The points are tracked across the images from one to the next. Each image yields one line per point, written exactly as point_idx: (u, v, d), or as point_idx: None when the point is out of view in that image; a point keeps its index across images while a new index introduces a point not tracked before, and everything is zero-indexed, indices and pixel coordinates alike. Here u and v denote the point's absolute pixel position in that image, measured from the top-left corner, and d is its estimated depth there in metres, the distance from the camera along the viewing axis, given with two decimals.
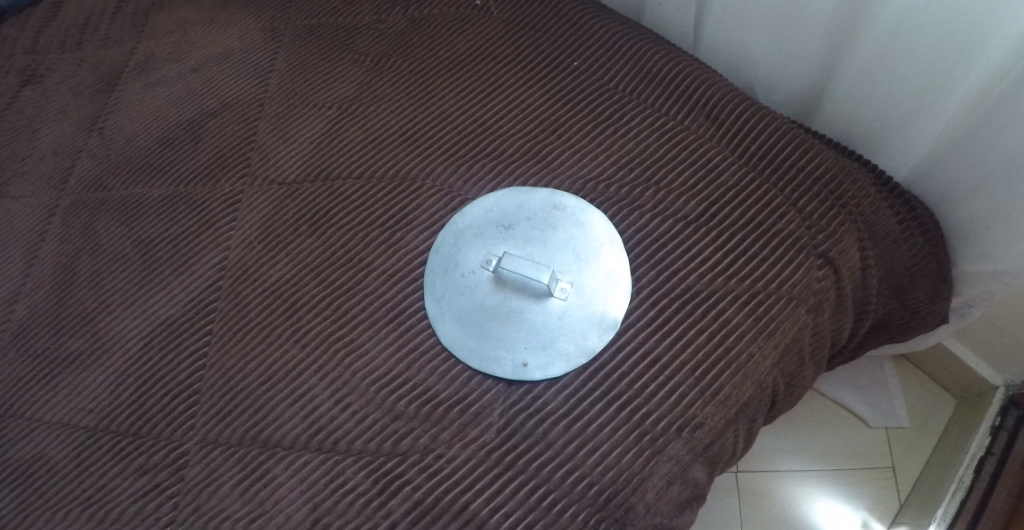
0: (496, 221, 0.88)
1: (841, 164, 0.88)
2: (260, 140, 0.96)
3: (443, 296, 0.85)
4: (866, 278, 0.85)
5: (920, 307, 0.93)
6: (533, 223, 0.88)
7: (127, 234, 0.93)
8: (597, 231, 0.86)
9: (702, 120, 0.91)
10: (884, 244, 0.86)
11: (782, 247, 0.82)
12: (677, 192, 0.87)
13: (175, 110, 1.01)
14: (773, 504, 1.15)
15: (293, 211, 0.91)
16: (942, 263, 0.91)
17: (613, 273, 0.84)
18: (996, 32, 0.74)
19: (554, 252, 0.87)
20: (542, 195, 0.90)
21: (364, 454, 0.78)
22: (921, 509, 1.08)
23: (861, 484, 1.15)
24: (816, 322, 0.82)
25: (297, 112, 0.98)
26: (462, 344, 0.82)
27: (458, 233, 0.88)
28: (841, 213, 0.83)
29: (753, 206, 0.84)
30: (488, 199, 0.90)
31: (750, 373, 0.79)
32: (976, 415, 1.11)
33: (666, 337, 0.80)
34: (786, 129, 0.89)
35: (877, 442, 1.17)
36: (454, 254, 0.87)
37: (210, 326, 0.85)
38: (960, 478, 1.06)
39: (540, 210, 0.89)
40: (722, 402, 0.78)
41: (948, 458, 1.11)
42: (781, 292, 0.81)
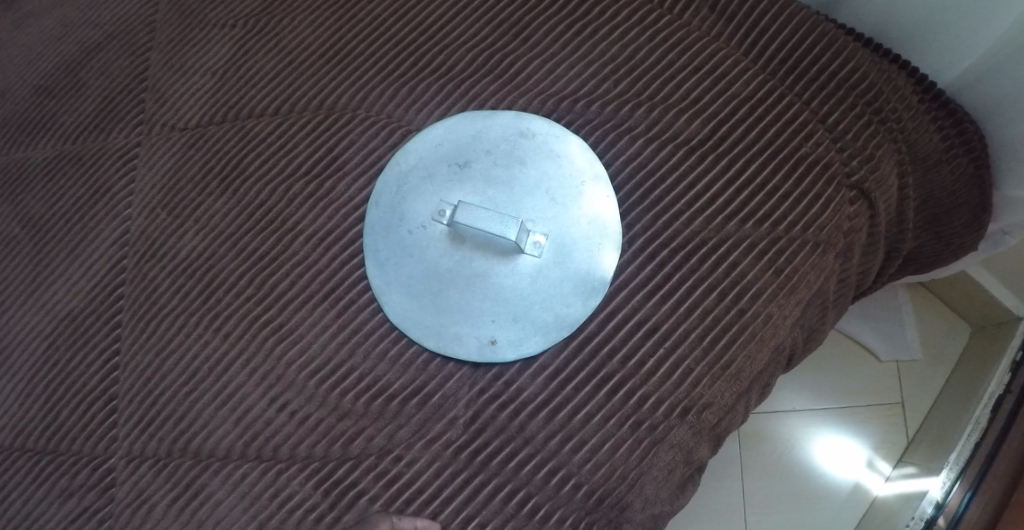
0: (449, 158, 0.71)
1: (878, 64, 0.70)
2: (153, 76, 0.79)
3: (388, 260, 0.69)
4: (902, 210, 0.71)
5: (954, 238, 0.77)
6: (494, 158, 0.71)
7: (14, 212, 0.79)
8: (576, 165, 0.69)
9: (705, 13, 0.71)
10: (923, 168, 0.70)
11: (807, 178, 0.66)
12: (676, 108, 0.69)
13: (50, 49, 0.84)
14: (779, 446, 1.02)
15: (198, 166, 0.74)
16: (983, 189, 0.73)
17: (599, 219, 0.68)
18: None
19: (523, 194, 0.70)
20: (504, 119, 0.71)
21: (310, 461, 0.66)
22: (930, 454, 0.93)
23: (869, 420, 1.01)
24: (844, 267, 0.68)
25: (194, 36, 0.80)
26: (412, 323, 0.68)
27: (401, 176, 0.71)
28: (880, 131, 0.67)
29: (773, 123, 0.68)
30: (436, 128, 0.72)
31: (767, 338, 0.65)
32: (999, 345, 0.94)
33: (666, 303, 0.66)
34: (809, 19, 0.70)
35: (887, 375, 1.02)
36: (399, 205, 0.70)
37: (119, 317, 0.72)
38: (976, 420, 0.89)
39: (503, 140, 0.71)
40: (734, 377, 0.65)
41: (966, 393, 0.94)
42: (806, 237, 0.66)
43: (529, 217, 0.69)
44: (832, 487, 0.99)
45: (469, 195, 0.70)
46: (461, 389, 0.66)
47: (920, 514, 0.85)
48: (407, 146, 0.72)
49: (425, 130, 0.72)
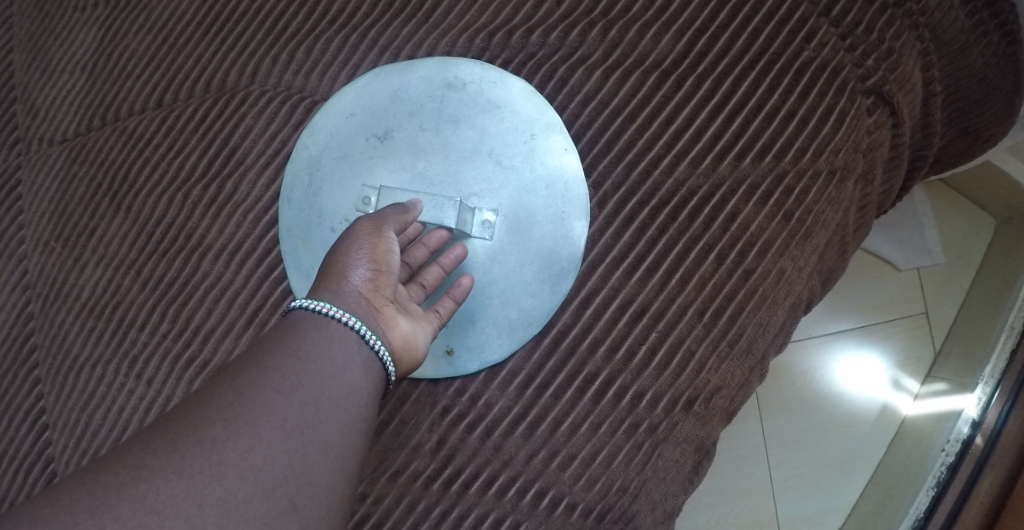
0: (365, 130, 0.57)
1: None
2: (21, 83, 0.68)
3: (313, 267, 0.57)
4: (928, 110, 0.56)
5: (984, 131, 0.60)
6: (420, 121, 0.56)
7: None
8: (522, 117, 0.55)
9: None
10: (948, 55, 0.54)
11: (821, 86, 0.52)
12: (637, 23, 0.55)
13: None
14: (790, 378, 0.84)
15: (85, 184, 0.63)
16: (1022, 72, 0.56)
17: (556, 182, 0.54)
18: None
19: (460, 161, 0.55)
20: (423, 71, 0.57)
21: None
22: (961, 367, 0.77)
23: (889, 336, 0.84)
24: (864, 192, 0.53)
25: (57, 27, 0.67)
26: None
27: (312, 162, 0.58)
28: (897, 18, 0.52)
29: (762, 25, 0.53)
30: (343, 96, 0.58)
31: (782, 298, 0.52)
32: None
33: (654, 276, 0.53)
34: None
35: (907, 289, 0.84)
36: (315, 198, 0.57)
37: (38, 373, 0.64)
38: (1010, 325, 0.73)
39: (425, 97, 0.56)
40: (745, 353, 0.52)
41: (995, 294, 0.79)
42: (819, 166, 0.52)
43: (470, 189, 0.55)
44: (857, 417, 0.82)
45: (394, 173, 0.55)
46: (421, 411, 0.54)
47: (955, 435, 0.70)
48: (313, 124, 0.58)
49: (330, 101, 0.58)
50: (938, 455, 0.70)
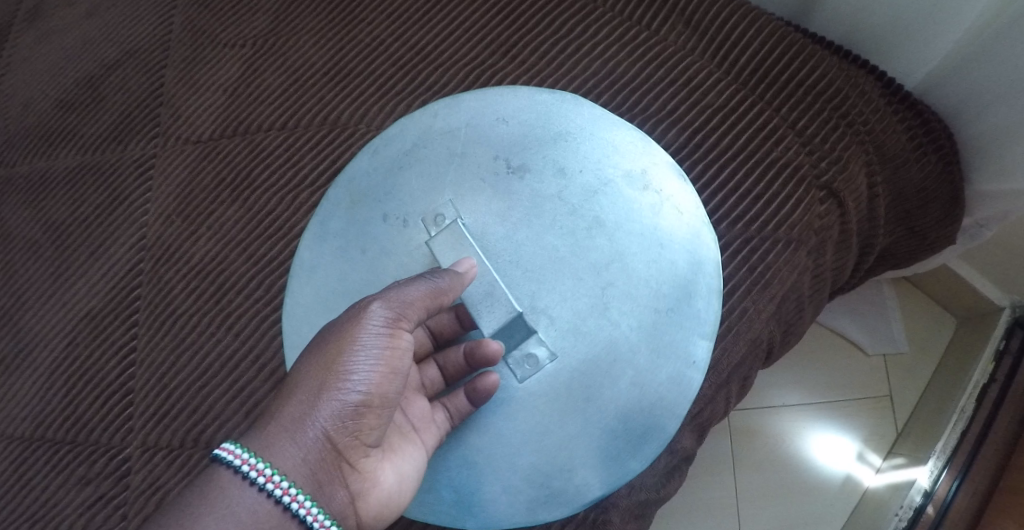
0: (490, 150, 0.69)
1: (846, 72, 0.69)
2: (167, 92, 0.84)
3: (336, 232, 0.70)
4: (873, 207, 0.70)
5: (930, 233, 0.73)
6: (562, 176, 0.67)
7: (36, 218, 0.82)
8: (675, 252, 0.65)
9: (681, 28, 0.73)
10: (892, 166, 0.68)
11: (777, 181, 0.68)
12: (656, 120, 0.71)
13: (67, 65, 0.87)
14: (770, 441, 0.97)
15: (212, 176, 0.79)
16: (954, 188, 0.71)
17: (662, 358, 0.64)
18: None
19: (603, 246, 0.66)
20: (619, 150, 0.67)
21: None
22: (919, 441, 0.91)
23: (857, 414, 0.96)
24: (817, 263, 0.70)
25: (206, 55, 0.85)
26: (338, 306, 0.68)
27: (425, 139, 0.70)
28: (846, 134, 0.67)
29: (744, 129, 0.69)
30: (517, 99, 0.69)
31: (743, 331, 0.69)
32: (978, 341, 0.92)
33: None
34: (773, 27, 0.70)
35: (874, 372, 0.98)
36: (391, 179, 0.70)
37: (136, 317, 0.76)
38: (961, 408, 0.87)
39: (596, 176, 0.67)
40: (711, 369, 0.69)
41: (949, 383, 0.92)
42: (779, 236, 0.68)
43: (563, 282, 0.66)
44: (822, 483, 0.94)
45: (478, 199, 0.68)
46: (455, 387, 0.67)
47: (907, 502, 0.86)
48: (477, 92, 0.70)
49: (517, 91, 0.70)
50: (894, 519, 0.86)
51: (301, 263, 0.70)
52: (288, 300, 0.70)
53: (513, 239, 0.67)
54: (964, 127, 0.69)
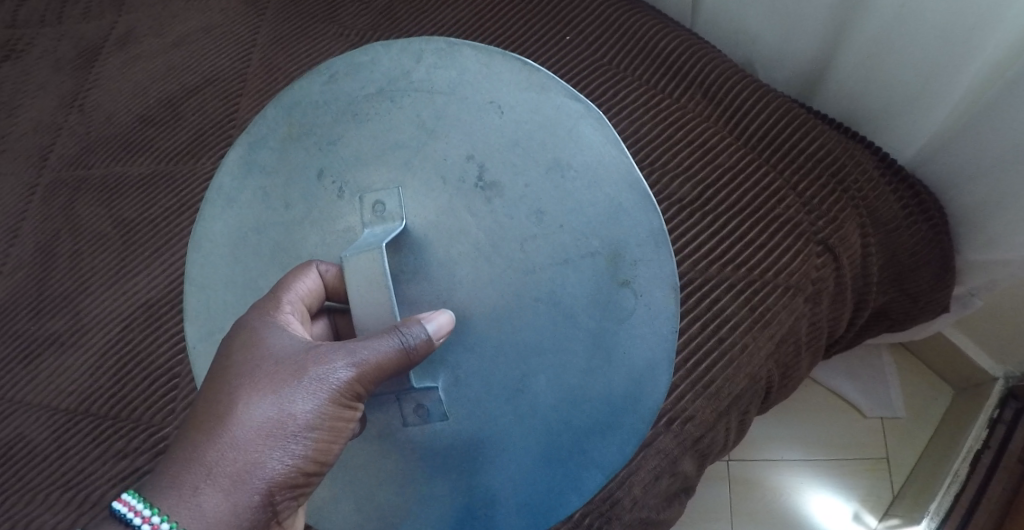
0: (462, 143, 0.60)
1: (846, 147, 0.79)
2: (242, 118, 0.89)
3: (266, 167, 0.65)
4: (867, 265, 0.78)
5: (922, 295, 0.81)
6: (530, 209, 0.58)
7: (107, 214, 0.87)
8: (624, 342, 0.57)
9: (699, 98, 0.83)
10: (885, 230, 0.78)
11: (780, 233, 0.77)
12: (671, 174, 0.81)
13: (154, 85, 0.93)
14: (768, 494, 1.00)
15: None
16: (944, 256, 0.79)
17: (602, 416, 0.57)
18: (1003, 23, 0.64)
19: (557, 312, 0.57)
20: (619, 221, 0.57)
21: None
22: (914, 502, 0.93)
23: (854, 474, 0.99)
24: (813, 312, 0.77)
25: (280, 91, 0.90)
26: (246, 247, 0.65)
27: (393, 108, 0.62)
28: (843, 198, 0.77)
29: (753, 189, 0.79)
30: (522, 92, 0.59)
31: (743, 364, 0.76)
32: (973, 410, 0.95)
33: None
34: (785, 105, 0.81)
35: (872, 434, 1.01)
36: (337, 133, 0.63)
37: None
38: (954, 471, 0.91)
39: (580, 251, 0.57)
40: (714, 395, 0.76)
41: (944, 447, 0.95)
42: (778, 281, 0.76)
43: (506, 303, 0.58)
44: None
45: (435, 198, 0.60)
46: None
47: None
48: (481, 56, 0.61)
49: (528, 78, 0.59)
50: None
51: (221, 189, 0.66)
52: (197, 225, 0.66)
53: (458, 244, 0.60)
54: (949, 202, 0.79)
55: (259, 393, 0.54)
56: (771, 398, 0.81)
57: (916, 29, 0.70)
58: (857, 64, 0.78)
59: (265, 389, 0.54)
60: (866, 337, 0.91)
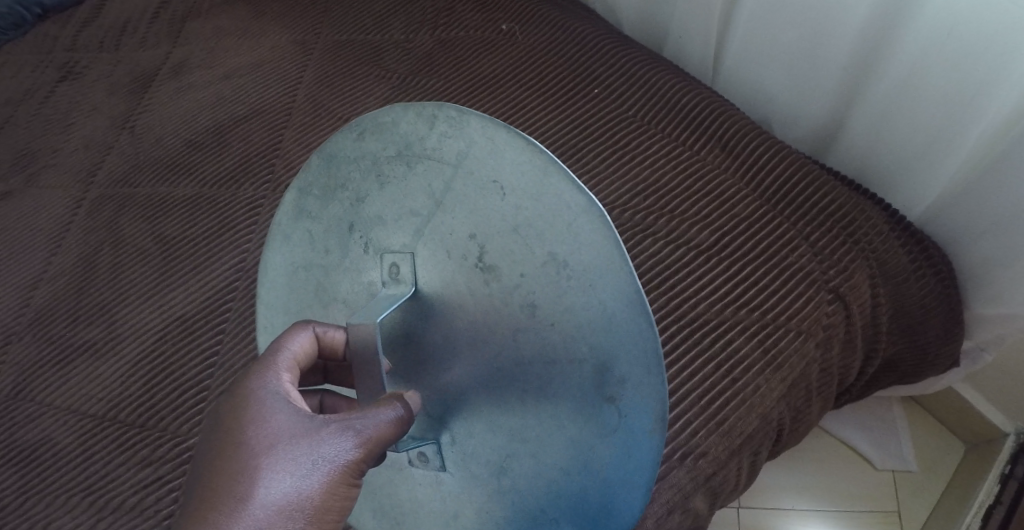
0: (467, 221, 0.56)
1: (857, 202, 0.84)
2: (283, 148, 0.93)
3: (310, 213, 0.65)
4: (877, 315, 0.81)
5: (932, 347, 0.85)
6: (523, 297, 0.54)
7: (150, 230, 0.91)
8: (602, 454, 0.53)
9: (717, 151, 0.88)
10: (895, 281, 0.81)
11: (790, 280, 0.79)
12: (689, 221, 0.84)
13: (204, 114, 1.00)
14: None
15: None
16: (953, 307, 0.83)
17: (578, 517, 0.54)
18: (1002, 89, 0.70)
19: (540, 405, 0.55)
20: (619, 337, 0.51)
21: None
22: None
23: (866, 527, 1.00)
24: (825, 357, 0.79)
25: (321, 124, 0.95)
26: (297, 286, 0.66)
27: (410, 168, 0.59)
28: (853, 250, 0.80)
29: (766, 238, 0.82)
30: (535, 168, 0.53)
31: (755, 405, 0.75)
32: (985, 466, 0.97)
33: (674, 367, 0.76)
34: (798, 161, 0.86)
35: (883, 487, 1.03)
36: (360, 191, 0.61)
37: (223, 325, 0.81)
38: (967, 524, 0.92)
39: (571, 352, 0.53)
40: (727, 432, 0.74)
41: (958, 502, 0.97)
42: (790, 325, 0.78)
43: (497, 386, 0.56)
44: None
45: (441, 270, 0.58)
46: None
47: None
48: (492, 128, 0.55)
49: (531, 158, 0.53)
50: None
51: (280, 225, 0.66)
52: (264, 253, 0.67)
53: (456, 326, 0.58)
54: (956, 256, 0.84)
55: (260, 471, 0.52)
56: (782, 442, 0.80)
57: (924, 91, 0.76)
58: (869, 123, 0.85)
59: (265, 465, 0.53)
60: (876, 388, 0.94)
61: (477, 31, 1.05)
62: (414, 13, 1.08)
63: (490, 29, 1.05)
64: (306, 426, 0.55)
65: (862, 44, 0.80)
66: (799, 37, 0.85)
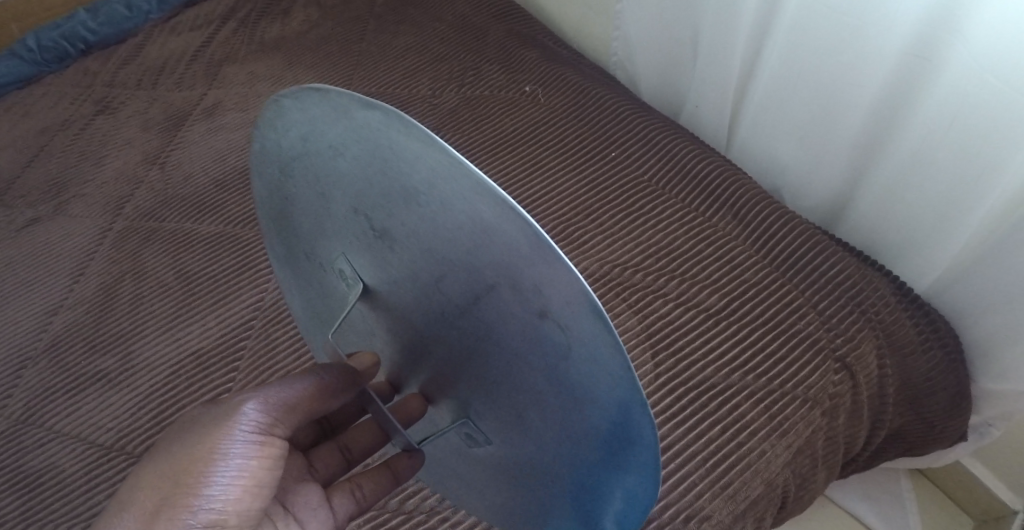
0: (346, 196, 0.53)
1: (865, 273, 0.85)
2: None
3: (281, 251, 0.65)
4: (884, 387, 0.81)
5: (939, 421, 0.86)
6: (426, 265, 0.50)
7: (171, 264, 0.93)
8: (582, 389, 0.47)
9: (728, 219, 0.90)
10: (903, 352, 0.82)
11: (799, 348, 0.79)
12: (700, 285, 0.85)
13: (233, 155, 1.04)
14: None
15: None
16: (959, 383, 0.84)
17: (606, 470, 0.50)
18: (1008, 170, 0.73)
19: (511, 374, 0.50)
20: (537, 275, 0.44)
21: (371, 509, 0.74)
22: None
23: None
24: (830, 426, 0.78)
25: None
26: (309, 311, 0.66)
27: (303, 155, 0.54)
28: (861, 320, 0.81)
29: (775, 304, 0.82)
30: (368, 125, 0.46)
31: (760, 470, 0.73)
32: None
33: (682, 426, 0.75)
34: (808, 231, 0.88)
35: None
36: (289, 214, 0.60)
37: (237, 362, 0.82)
38: None
39: (514, 302, 0.47)
40: (730, 498, 0.72)
41: None
42: (797, 393, 0.77)
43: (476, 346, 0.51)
44: None
45: (373, 245, 0.53)
46: None
47: None
48: (320, 94, 0.48)
49: (332, 105, 0.48)
50: None
51: (280, 270, 0.68)
52: (286, 300, 0.70)
53: (411, 294, 0.53)
54: (963, 330, 0.85)
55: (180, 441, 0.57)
56: (786, 510, 0.78)
57: (932, 167, 0.79)
58: (878, 196, 0.87)
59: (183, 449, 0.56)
60: (882, 459, 0.94)
61: (501, 90, 1.10)
62: (442, 71, 1.14)
63: (514, 90, 1.09)
64: (210, 412, 0.57)
65: (875, 119, 0.83)
66: (812, 111, 0.89)
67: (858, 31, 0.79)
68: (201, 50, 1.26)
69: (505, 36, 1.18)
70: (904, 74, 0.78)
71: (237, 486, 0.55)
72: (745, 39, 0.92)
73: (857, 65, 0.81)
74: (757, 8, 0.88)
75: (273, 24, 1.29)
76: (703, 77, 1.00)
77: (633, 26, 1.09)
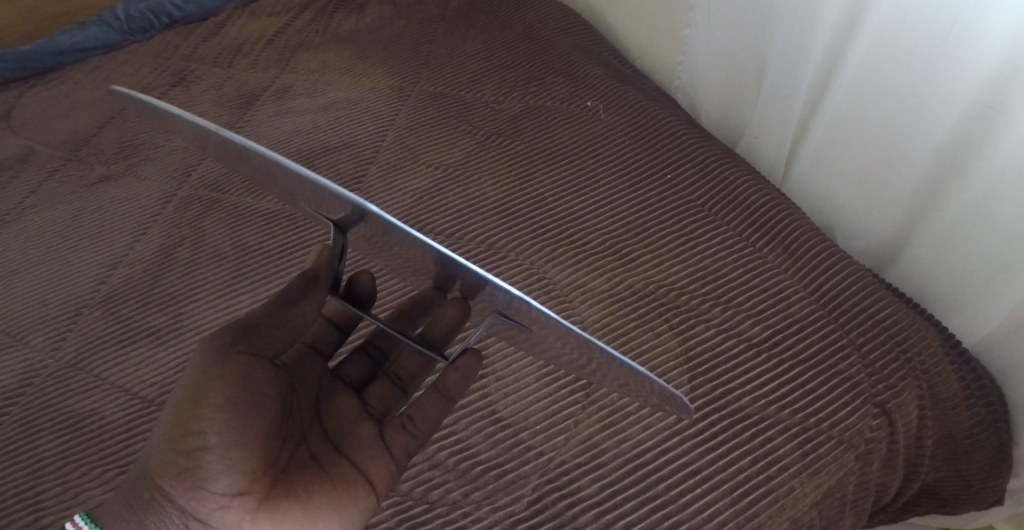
0: None
1: (912, 321, 0.84)
2: (367, 183, 1.00)
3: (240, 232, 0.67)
4: (921, 438, 0.80)
5: (975, 480, 0.84)
6: None
7: (231, 235, 0.96)
8: None
9: (779, 252, 0.90)
10: (945, 406, 0.81)
11: (839, 388, 0.78)
12: (745, 314, 0.85)
13: (300, 138, 1.07)
14: None
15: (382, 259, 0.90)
16: (1000, 443, 0.82)
17: None
18: None
19: None
20: None
21: (394, 493, 0.75)
22: None
23: None
24: (863, 472, 0.76)
25: (406, 166, 1.02)
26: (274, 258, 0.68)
27: None
28: (905, 368, 0.79)
29: (817, 341, 0.82)
30: None
31: (787, 507, 0.72)
32: None
33: (711, 452, 0.75)
34: (860, 272, 0.87)
35: None
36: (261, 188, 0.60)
37: None
38: None
39: None
40: None
41: None
42: (831, 433, 0.76)
43: None
44: None
45: None
46: (531, 476, 0.75)
47: None
48: None
49: None
50: None
51: None
52: None
53: None
54: (1008, 391, 0.84)
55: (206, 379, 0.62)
56: None
57: (993, 222, 0.79)
58: (936, 243, 0.86)
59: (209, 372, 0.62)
60: (910, 515, 0.92)
61: (562, 103, 1.11)
62: (506, 78, 1.16)
63: (576, 103, 1.11)
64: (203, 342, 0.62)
65: (939, 167, 0.83)
66: (874, 153, 0.88)
67: (929, 75, 0.79)
68: (277, 35, 1.30)
69: (572, 51, 1.20)
70: (972, 122, 0.77)
71: (236, 413, 0.60)
72: (814, 74, 0.91)
73: (926, 111, 0.81)
74: (828, 46, 0.89)
75: (348, 17, 1.33)
76: (765, 109, 1.00)
77: (701, 54, 1.10)
